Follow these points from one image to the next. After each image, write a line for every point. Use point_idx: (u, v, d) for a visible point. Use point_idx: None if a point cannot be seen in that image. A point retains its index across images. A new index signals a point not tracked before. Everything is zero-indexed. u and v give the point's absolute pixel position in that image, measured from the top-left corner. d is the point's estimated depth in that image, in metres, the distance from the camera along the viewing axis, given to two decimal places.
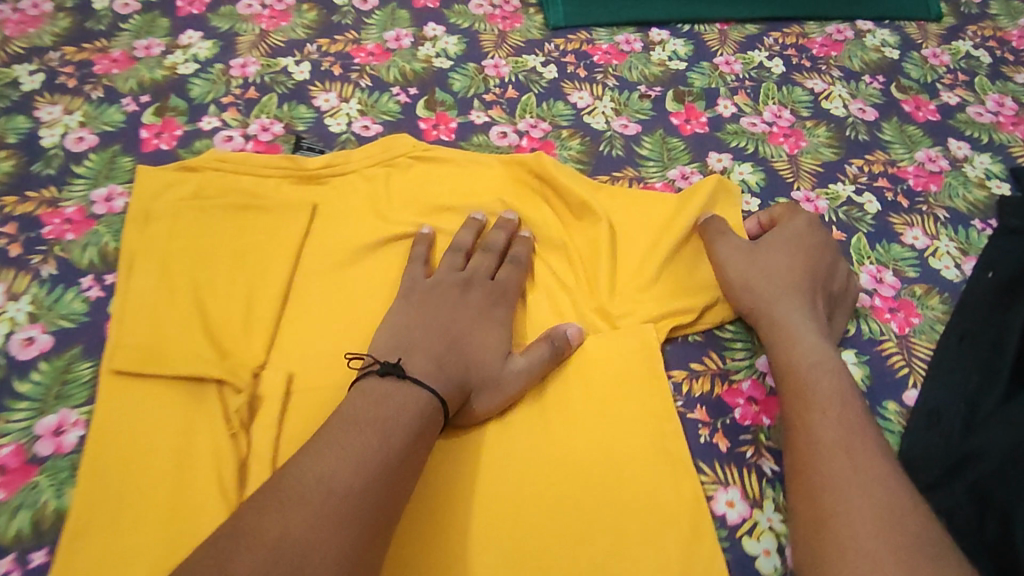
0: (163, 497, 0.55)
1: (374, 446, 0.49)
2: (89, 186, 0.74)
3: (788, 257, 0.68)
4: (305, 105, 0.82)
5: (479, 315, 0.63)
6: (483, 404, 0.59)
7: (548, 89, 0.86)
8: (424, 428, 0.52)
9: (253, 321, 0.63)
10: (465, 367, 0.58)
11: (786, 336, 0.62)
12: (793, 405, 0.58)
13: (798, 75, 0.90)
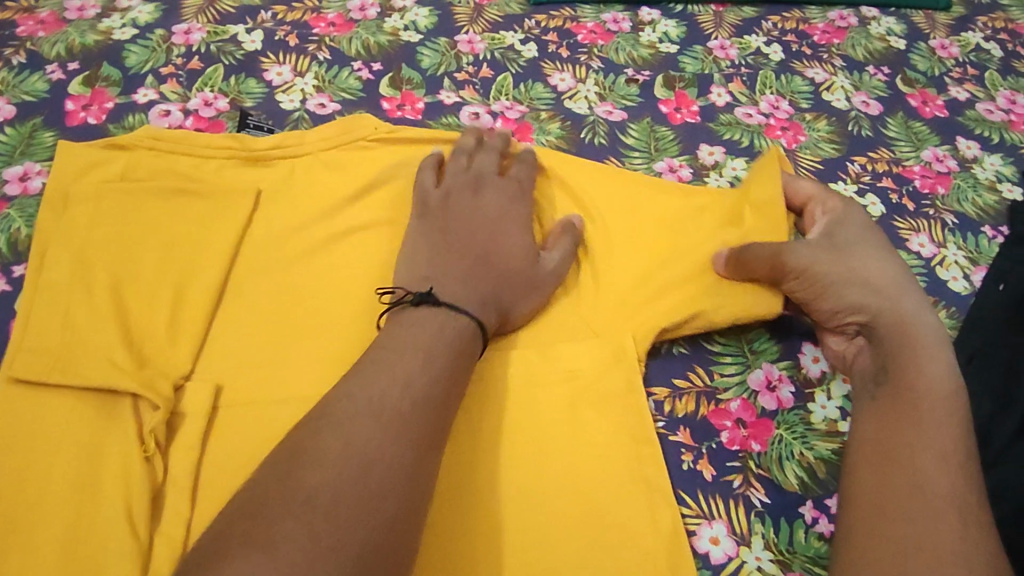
0: (62, 531, 0.47)
1: (417, 374, 0.44)
2: (4, 162, 0.65)
3: (880, 255, 0.59)
4: (255, 78, 0.74)
5: (507, 216, 0.59)
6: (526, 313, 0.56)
7: (526, 69, 0.79)
8: (465, 355, 0.48)
9: (180, 325, 0.55)
10: (505, 284, 0.55)
11: (904, 342, 0.53)
12: (930, 421, 0.49)
13: (798, 63, 0.84)
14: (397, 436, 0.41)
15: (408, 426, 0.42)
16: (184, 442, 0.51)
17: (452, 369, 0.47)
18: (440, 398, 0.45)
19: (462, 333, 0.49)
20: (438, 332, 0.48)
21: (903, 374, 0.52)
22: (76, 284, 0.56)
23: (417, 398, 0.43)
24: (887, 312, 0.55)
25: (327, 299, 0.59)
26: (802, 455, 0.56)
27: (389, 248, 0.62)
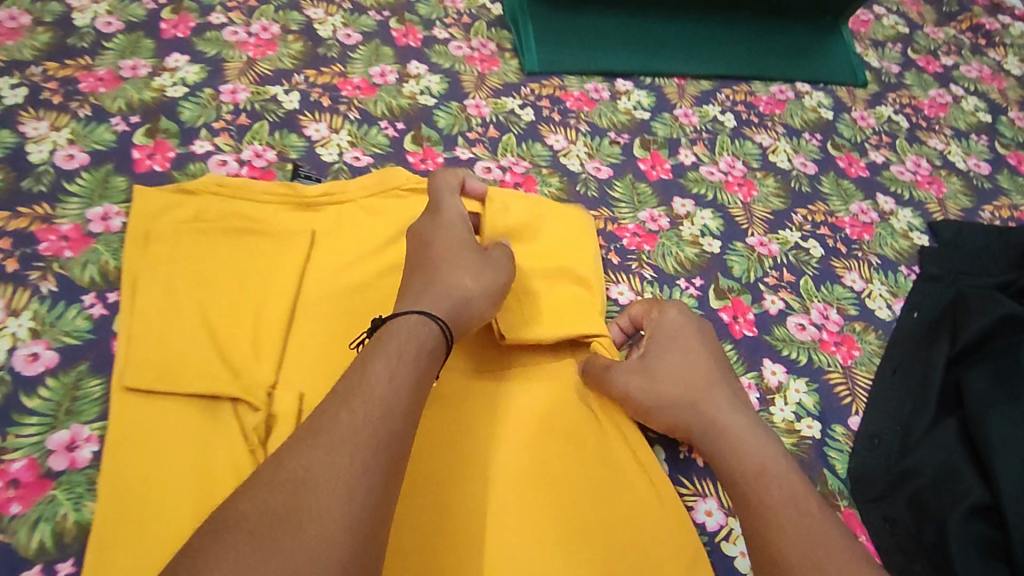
0: (186, 511, 0.56)
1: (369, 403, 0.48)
2: (84, 204, 0.73)
3: (690, 364, 0.67)
4: (296, 134, 0.85)
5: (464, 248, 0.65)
6: (484, 297, 0.62)
7: (526, 130, 0.93)
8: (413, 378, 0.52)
9: (262, 343, 0.65)
10: (456, 284, 0.61)
11: (720, 427, 0.63)
12: (772, 497, 0.57)
13: (748, 129, 1.00)
14: (354, 447, 0.45)
15: (361, 430, 0.46)
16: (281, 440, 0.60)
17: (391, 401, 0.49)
18: (395, 401, 0.49)
19: (410, 359, 0.53)
20: (392, 342, 0.53)
21: (733, 463, 0.61)
22: (170, 312, 0.65)
23: (367, 405, 0.48)
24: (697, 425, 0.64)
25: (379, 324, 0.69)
26: None
27: None
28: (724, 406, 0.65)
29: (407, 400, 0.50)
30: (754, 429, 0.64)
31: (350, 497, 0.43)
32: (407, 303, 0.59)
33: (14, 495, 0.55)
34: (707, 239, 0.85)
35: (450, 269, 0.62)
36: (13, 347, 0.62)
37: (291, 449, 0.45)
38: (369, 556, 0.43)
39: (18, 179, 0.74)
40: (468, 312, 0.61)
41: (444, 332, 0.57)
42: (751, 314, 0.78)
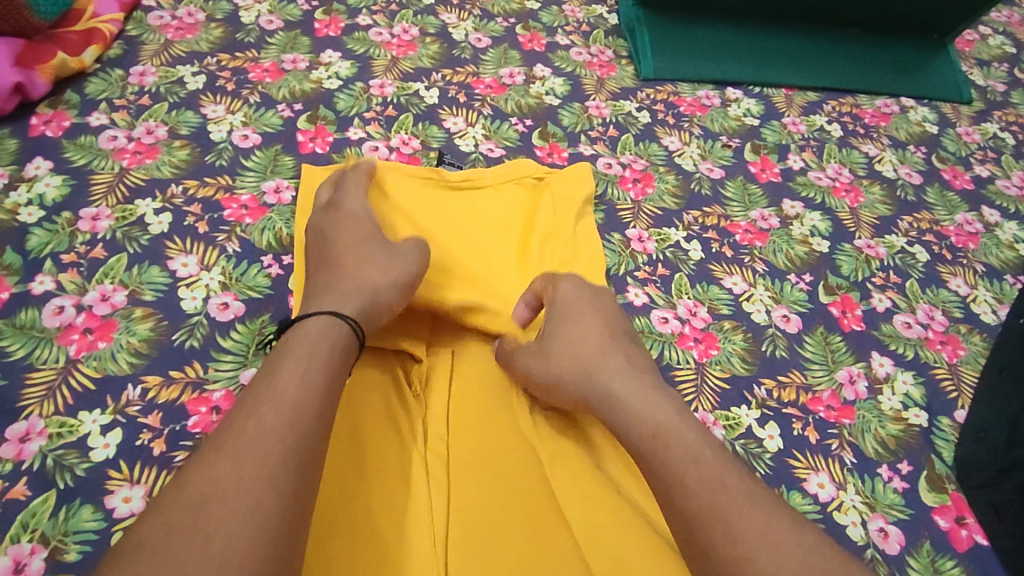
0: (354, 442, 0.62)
1: (278, 411, 0.50)
2: (258, 178, 0.83)
3: (603, 343, 0.65)
4: (436, 126, 0.93)
5: (364, 244, 0.69)
6: (392, 291, 0.66)
7: (643, 131, 0.99)
8: (328, 380, 0.55)
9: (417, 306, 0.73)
10: (365, 282, 0.65)
11: (619, 398, 0.60)
12: (687, 468, 0.53)
13: (855, 139, 1.04)
14: (260, 455, 0.48)
15: (266, 434, 0.49)
16: (439, 387, 0.68)
17: (301, 400, 0.52)
18: (306, 402, 0.52)
19: (325, 360, 0.56)
20: (299, 347, 0.56)
21: (636, 429, 0.58)
22: None
23: (273, 414, 0.50)
24: (606, 400, 0.61)
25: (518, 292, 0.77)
26: (877, 431, 0.72)
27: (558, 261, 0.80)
28: (640, 375, 0.62)
29: (314, 403, 0.52)
30: (663, 397, 0.60)
31: (258, 503, 0.45)
32: (320, 305, 0.62)
33: (216, 419, 0.65)
34: (816, 240, 0.89)
35: (350, 271, 0.66)
36: (208, 295, 0.73)
37: (189, 464, 0.48)
38: (286, 552, 0.45)
39: (203, 155, 0.84)
40: (377, 303, 0.64)
41: (353, 330, 0.61)
42: (860, 310, 0.83)
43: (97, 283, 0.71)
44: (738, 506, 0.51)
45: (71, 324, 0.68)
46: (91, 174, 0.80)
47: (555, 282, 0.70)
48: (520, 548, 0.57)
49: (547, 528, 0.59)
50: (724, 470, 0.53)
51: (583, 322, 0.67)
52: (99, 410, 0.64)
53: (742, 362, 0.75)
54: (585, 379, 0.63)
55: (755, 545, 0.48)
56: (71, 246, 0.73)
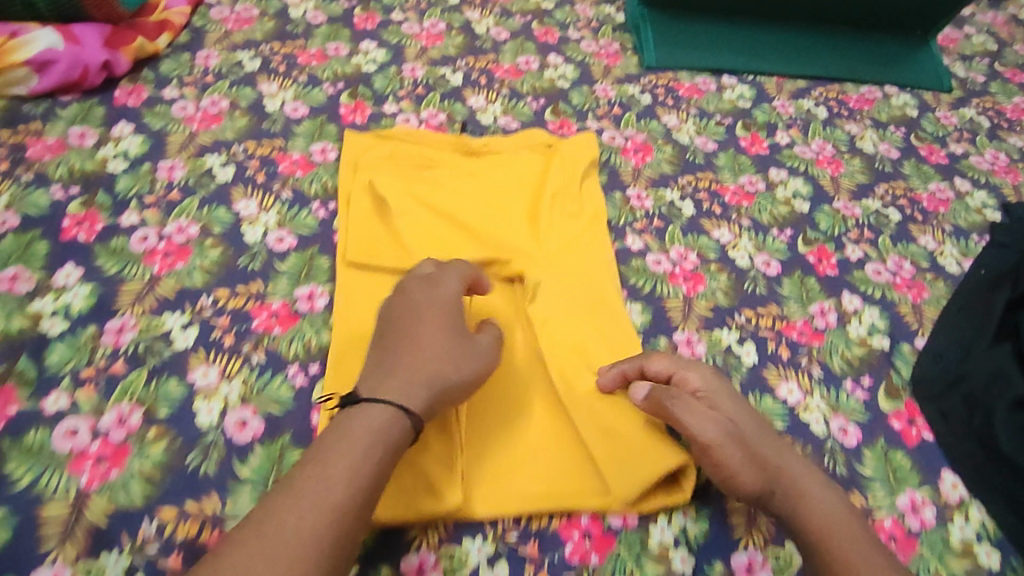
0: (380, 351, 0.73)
1: (326, 490, 0.53)
2: (307, 142, 0.95)
3: (766, 434, 0.66)
4: (460, 103, 1.06)
5: (440, 331, 0.65)
6: (463, 384, 0.64)
7: (644, 110, 1.10)
8: (375, 445, 0.57)
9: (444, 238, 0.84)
10: (442, 370, 0.63)
11: (792, 483, 0.63)
12: (853, 554, 0.58)
13: (839, 120, 1.15)
14: (307, 540, 0.50)
15: (309, 519, 0.51)
16: (460, 308, 0.79)
17: (348, 488, 0.54)
18: (354, 479, 0.54)
19: (376, 433, 0.57)
20: (353, 440, 0.56)
21: (814, 519, 0.61)
22: (379, 219, 0.85)
23: (319, 494, 0.53)
24: (782, 496, 0.62)
25: (533, 231, 0.86)
26: (844, 352, 0.82)
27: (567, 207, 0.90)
28: (815, 476, 0.64)
29: (368, 487, 0.55)
30: (818, 480, 0.64)
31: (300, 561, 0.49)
32: (390, 381, 0.61)
33: (275, 322, 0.76)
34: (798, 201, 1.00)
35: (428, 351, 0.63)
36: (267, 231, 0.84)
37: (232, 539, 0.50)
38: None
39: (260, 122, 0.97)
40: (444, 395, 0.63)
41: (413, 424, 0.60)
42: (834, 259, 0.93)
43: (174, 218, 0.84)
44: None
45: (153, 249, 0.80)
46: (167, 135, 0.93)
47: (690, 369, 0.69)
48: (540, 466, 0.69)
49: (558, 450, 0.70)
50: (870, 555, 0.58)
51: (735, 410, 0.67)
52: (179, 312, 0.75)
53: (725, 294, 0.86)
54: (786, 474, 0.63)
55: None
56: (152, 189, 0.86)
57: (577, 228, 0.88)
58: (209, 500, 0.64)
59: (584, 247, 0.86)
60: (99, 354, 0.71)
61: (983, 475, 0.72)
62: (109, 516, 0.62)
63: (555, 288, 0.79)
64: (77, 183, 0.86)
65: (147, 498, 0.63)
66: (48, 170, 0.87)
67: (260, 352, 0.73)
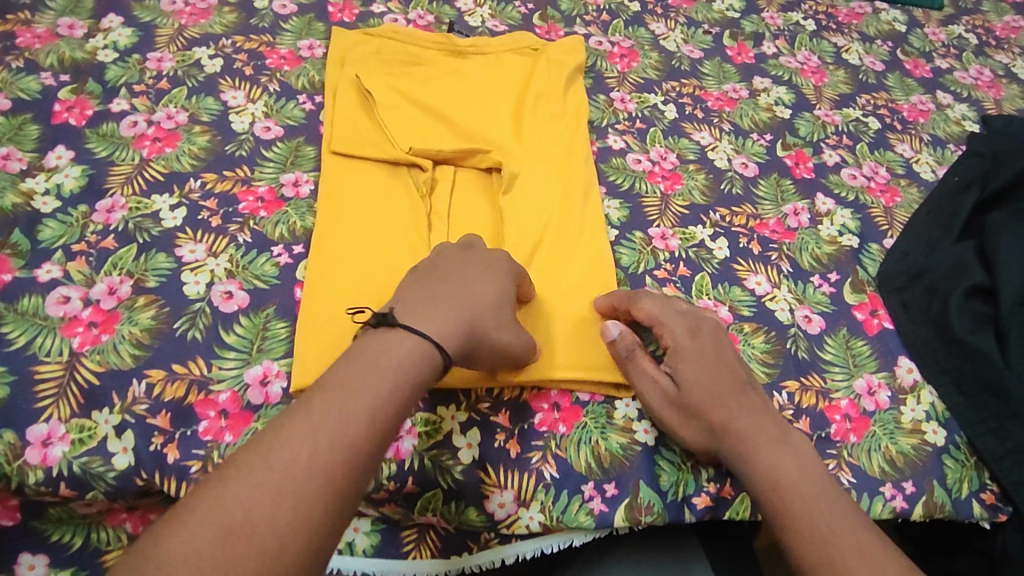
0: (358, 223, 0.76)
1: (347, 422, 0.49)
2: (294, 38, 0.97)
3: (729, 376, 0.67)
4: (449, 5, 1.06)
5: (495, 294, 0.64)
6: (494, 319, 0.62)
7: (633, 18, 1.10)
8: (405, 376, 0.54)
9: (429, 132, 0.85)
10: (472, 302, 0.61)
11: (737, 449, 0.64)
12: (806, 508, 0.60)
13: (827, 33, 1.15)
14: (317, 475, 0.47)
15: (325, 455, 0.48)
16: (442, 194, 0.81)
17: (368, 414, 0.51)
18: (377, 414, 0.51)
19: (410, 364, 0.54)
20: (380, 375, 0.53)
21: (758, 477, 0.63)
22: (366, 114, 0.87)
23: (340, 425, 0.49)
24: (725, 432, 0.64)
25: (516, 128, 0.88)
26: (814, 249, 0.86)
27: (550, 106, 0.91)
28: (767, 416, 0.66)
29: (390, 421, 0.51)
30: (774, 427, 0.65)
31: (305, 507, 0.46)
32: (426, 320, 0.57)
33: (261, 206, 0.78)
34: (780, 108, 1.01)
35: (461, 289, 0.62)
36: (254, 121, 0.86)
37: (236, 470, 0.46)
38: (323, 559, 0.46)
39: (248, 19, 0.98)
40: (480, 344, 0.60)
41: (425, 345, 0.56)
42: (812, 163, 0.95)
43: (163, 106, 0.85)
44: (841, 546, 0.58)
45: (143, 134, 0.82)
46: (155, 28, 0.94)
47: (657, 305, 0.70)
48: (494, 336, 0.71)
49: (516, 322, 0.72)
50: (824, 505, 0.61)
51: (703, 346, 0.68)
52: (168, 194, 0.77)
53: (700, 192, 0.89)
54: (731, 413, 0.65)
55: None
56: (141, 78, 0.87)
57: (559, 125, 0.90)
58: (195, 363, 0.66)
59: (565, 142, 0.88)
60: (90, 231, 0.72)
61: (937, 359, 0.76)
62: (101, 375, 0.64)
63: (530, 178, 0.82)
64: (67, 71, 0.87)
65: (137, 360, 0.65)
66: (39, 57, 0.88)
67: (247, 232, 0.76)
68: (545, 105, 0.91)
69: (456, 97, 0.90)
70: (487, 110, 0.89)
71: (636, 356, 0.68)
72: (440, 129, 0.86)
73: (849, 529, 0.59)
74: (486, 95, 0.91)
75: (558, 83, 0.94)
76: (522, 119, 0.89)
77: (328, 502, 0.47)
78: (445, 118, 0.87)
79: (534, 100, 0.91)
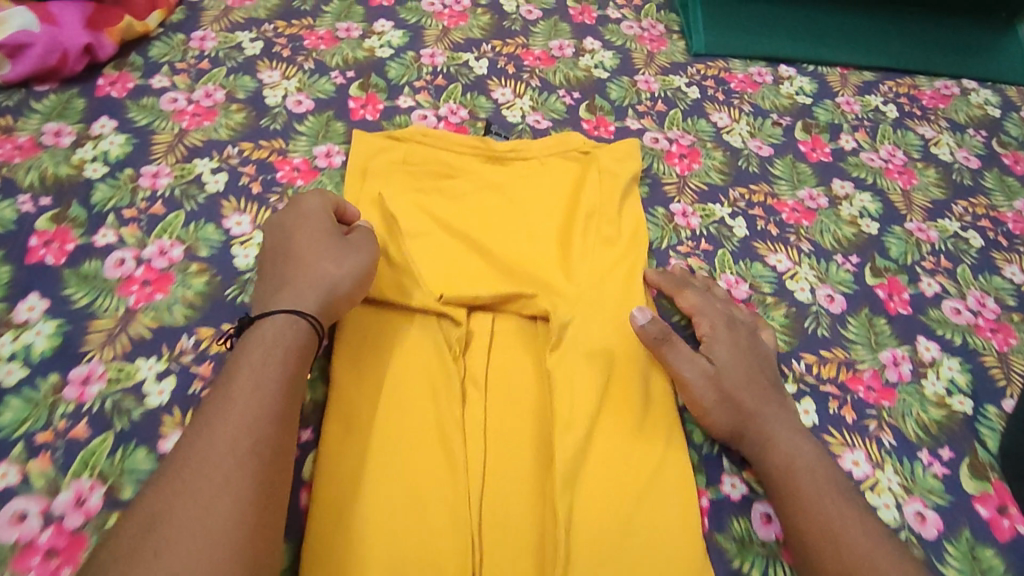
0: (381, 392, 0.64)
1: (233, 408, 0.52)
2: (310, 142, 0.85)
3: (761, 373, 0.69)
4: (484, 96, 0.94)
5: (314, 249, 0.66)
6: (349, 280, 0.65)
7: (692, 107, 0.98)
8: (281, 352, 0.58)
9: (463, 272, 0.73)
10: (322, 270, 0.64)
11: (761, 430, 0.65)
12: (813, 490, 0.60)
13: (910, 121, 1.01)
14: (227, 459, 0.49)
15: (217, 446, 0.50)
16: (478, 354, 0.69)
17: (260, 395, 0.54)
18: (273, 403, 0.54)
19: (284, 341, 0.58)
20: (247, 353, 0.57)
21: (773, 459, 0.63)
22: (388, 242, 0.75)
23: (233, 408, 0.52)
24: (751, 414, 0.65)
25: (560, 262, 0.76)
26: (920, 415, 0.72)
27: (604, 233, 0.79)
28: (785, 407, 0.67)
29: (274, 401, 0.54)
30: (790, 426, 0.66)
31: (222, 490, 0.48)
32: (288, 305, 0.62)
33: None
34: (865, 220, 0.88)
35: (313, 258, 0.65)
36: (260, 254, 0.74)
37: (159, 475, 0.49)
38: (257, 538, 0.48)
39: (258, 118, 0.86)
40: (335, 298, 0.64)
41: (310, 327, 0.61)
42: (906, 294, 0.82)
43: (156, 237, 0.74)
44: (841, 518, 0.58)
45: (131, 276, 0.71)
46: (153, 134, 0.83)
47: (699, 300, 0.74)
48: (536, 546, 0.60)
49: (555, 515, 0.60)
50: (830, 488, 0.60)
51: (744, 339, 0.72)
52: (155, 357, 0.66)
53: (780, 337, 0.77)
54: (753, 400, 0.66)
55: (854, 552, 0.55)
56: (133, 200, 0.76)
57: (607, 255, 0.77)
58: None
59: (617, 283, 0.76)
60: (59, 414, 0.61)
61: None
62: None
63: (581, 334, 0.69)
64: (48, 191, 0.75)
65: None
66: (18, 175, 0.76)
67: None
68: (599, 231, 0.78)
69: (494, 222, 0.78)
70: (530, 241, 0.77)
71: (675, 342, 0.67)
72: (472, 266, 0.74)
73: (849, 512, 0.58)
74: (529, 218, 0.79)
75: (613, 202, 0.81)
76: (570, 252, 0.76)
77: (241, 477, 0.49)
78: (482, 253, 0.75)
79: (587, 226, 0.78)
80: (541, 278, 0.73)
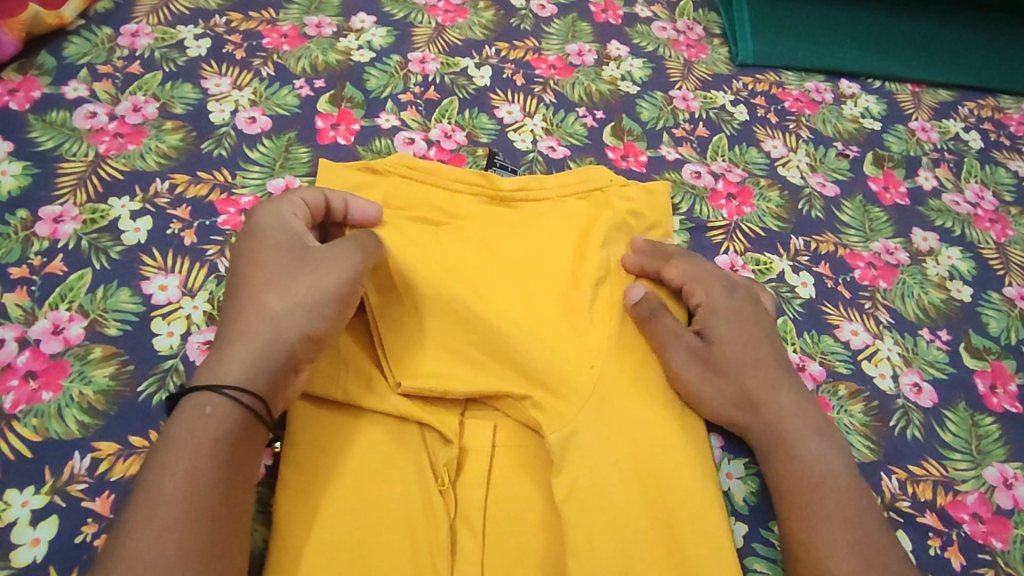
0: (342, 535, 0.48)
1: (173, 500, 0.40)
2: (265, 175, 0.66)
3: (784, 367, 0.58)
4: (487, 114, 0.76)
5: (270, 282, 0.50)
6: (310, 324, 0.49)
7: (740, 132, 0.80)
8: (220, 430, 0.43)
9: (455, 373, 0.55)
10: (273, 316, 0.48)
11: (775, 427, 0.55)
12: (834, 515, 0.50)
13: (998, 153, 0.84)
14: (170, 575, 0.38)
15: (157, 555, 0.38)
16: (473, 479, 0.53)
17: (200, 483, 0.42)
18: (216, 492, 0.42)
19: (216, 419, 0.44)
20: (180, 434, 0.43)
21: (790, 471, 0.54)
22: (359, 324, 0.58)
23: (169, 501, 0.40)
24: (761, 404, 0.56)
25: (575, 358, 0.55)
26: None
27: (641, 315, 0.59)
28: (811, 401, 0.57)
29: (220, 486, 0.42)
30: (822, 434, 0.55)
31: None
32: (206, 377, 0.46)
33: None
34: (956, 284, 0.72)
35: (260, 290, 0.49)
36: (188, 331, 0.56)
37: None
38: None
39: (199, 141, 0.68)
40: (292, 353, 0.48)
41: (242, 407, 0.45)
42: (1014, 384, 0.66)
43: (50, 308, 0.56)
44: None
45: (10, 364, 0.53)
46: (60, 161, 0.64)
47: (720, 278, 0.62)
48: None
49: None
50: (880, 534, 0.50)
51: (764, 318, 0.61)
52: (32, 489, 0.48)
53: (863, 442, 0.61)
54: (767, 399, 0.56)
55: None
56: (22, 256, 0.58)
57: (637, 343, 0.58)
58: None
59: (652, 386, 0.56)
60: None
61: None
62: None
63: (604, 457, 0.52)
64: None
65: None
66: None
67: None
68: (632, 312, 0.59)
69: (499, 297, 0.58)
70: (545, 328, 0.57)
71: (666, 318, 0.58)
72: (462, 361, 0.56)
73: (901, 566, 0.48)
74: (539, 289, 0.59)
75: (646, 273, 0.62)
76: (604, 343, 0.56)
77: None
78: (480, 343, 0.56)
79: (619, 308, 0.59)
80: (556, 385, 0.54)
